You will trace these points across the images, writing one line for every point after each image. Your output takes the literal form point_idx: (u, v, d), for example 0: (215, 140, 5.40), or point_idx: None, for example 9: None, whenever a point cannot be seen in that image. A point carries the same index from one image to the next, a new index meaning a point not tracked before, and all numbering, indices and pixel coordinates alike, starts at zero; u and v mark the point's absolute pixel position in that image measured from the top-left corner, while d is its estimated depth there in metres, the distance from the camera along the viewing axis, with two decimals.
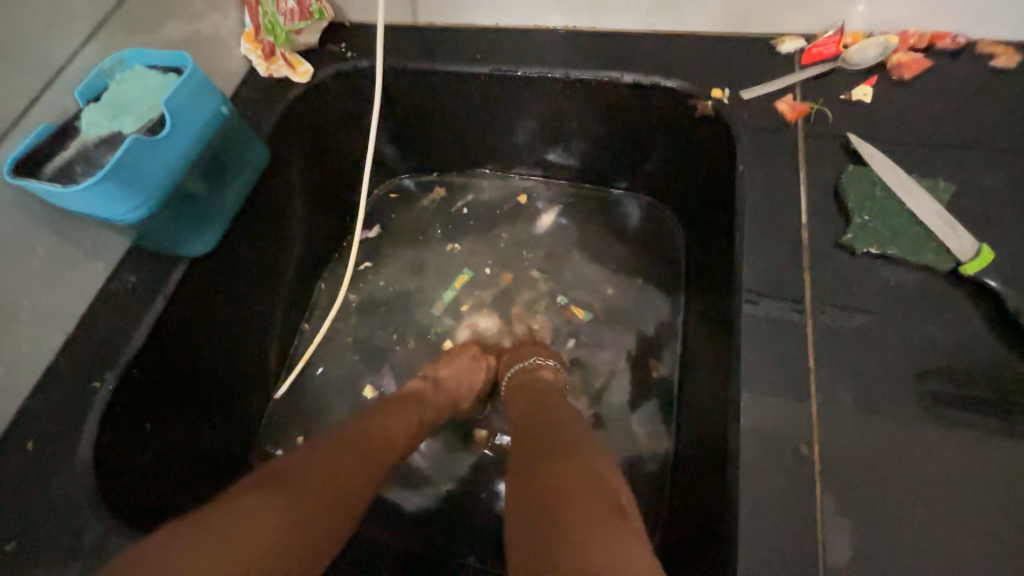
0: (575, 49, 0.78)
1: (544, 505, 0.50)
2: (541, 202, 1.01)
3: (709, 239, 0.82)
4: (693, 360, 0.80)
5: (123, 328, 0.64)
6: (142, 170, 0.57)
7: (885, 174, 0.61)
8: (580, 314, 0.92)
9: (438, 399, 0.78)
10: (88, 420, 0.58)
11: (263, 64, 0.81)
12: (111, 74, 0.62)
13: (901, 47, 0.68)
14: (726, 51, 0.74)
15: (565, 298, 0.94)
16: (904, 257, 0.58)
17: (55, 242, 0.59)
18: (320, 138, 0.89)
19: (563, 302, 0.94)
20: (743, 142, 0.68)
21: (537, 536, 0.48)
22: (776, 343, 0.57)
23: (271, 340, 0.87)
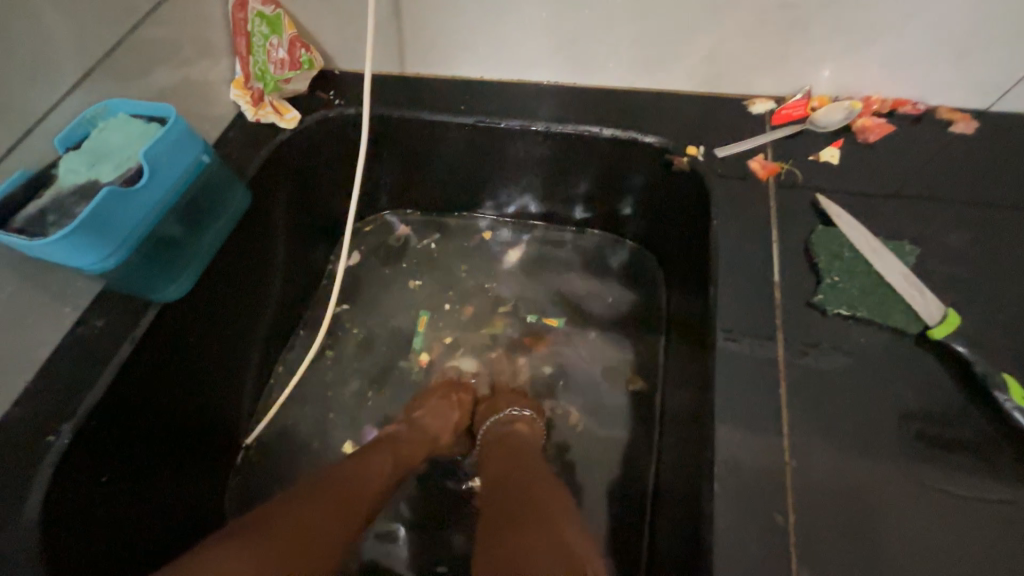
0: (557, 103, 0.81)
1: None
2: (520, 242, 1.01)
3: (687, 288, 0.83)
4: (673, 410, 0.80)
5: (84, 375, 0.61)
6: (115, 218, 0.56)
7: (853, 235, 0.62)
8: (555, 323, 0.94)
9: (415, 439, 0.76)
10: (43, 472, 0.55)
11: (251, 109, 0.82)
12: (95, 122, 0.63)
13: (865, 111, 0.72)
14: (701, 109, 0.77)
15: (537, 314, 0.96)
16: (874, 318, 0.58)
17: (21, 286, 0.58)
18: (303, 181, 0.90)
19: (535, 318, 0.95)
20: (717, 198, 0.69)
21: None
22: (751, 403, 0.56)
23: (245, 384, 0.84)
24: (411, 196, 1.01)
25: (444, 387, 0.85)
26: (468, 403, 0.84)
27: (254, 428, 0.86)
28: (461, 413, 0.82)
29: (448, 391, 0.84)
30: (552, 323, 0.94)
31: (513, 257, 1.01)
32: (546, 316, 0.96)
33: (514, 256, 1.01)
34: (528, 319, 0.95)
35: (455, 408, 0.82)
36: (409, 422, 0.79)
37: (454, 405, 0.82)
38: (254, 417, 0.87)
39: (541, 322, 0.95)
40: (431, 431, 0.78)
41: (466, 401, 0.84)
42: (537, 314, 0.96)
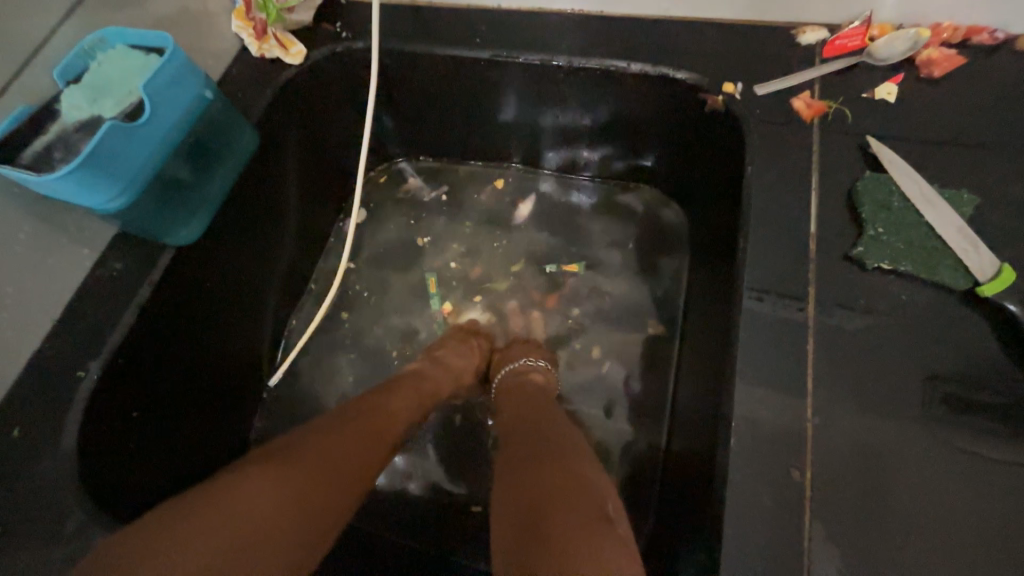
0: (582, 34, 0.74)
1: (540, 508, 0.48)
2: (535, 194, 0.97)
3: (714, 241, 0.79)
4: (690, 365, 0.78)
5: (107, 316, 0.62)
6: (120, 157, 0.55)
7: (904, 182, 0.57)
8: (574, 269, 0.92)
9: (439, 375, 0.75)
10: (76, 407, 0.58)
11: (255, 43, 0.77)
12: (93, 52, 0.59)
13: (932, 41, 0.63)
14: (743, 41, 0.69)
15: (556, 266, 0.93)
16: (917, 274, 0.54)
17: (38, 227, 0.58)
18: (313, 124, 0.86)
19: (554, 270, 0.93)
20: (754, 141, 0.64)
21: (535, 536, 0.46)
22: (774, 360, 0.54)
23: (265, 329, 0.86)
24: (424, 140, 0.97)
25: (463, 331, 0.85)
26: (486, 348, 0.85)
27: (276, 369, 0.89)
28: (480, 357, 0.82)
29: (467, 335, 0.85)
30: (571, 270, 0.93)
31: (523, 213, 0.97)
32: (564, 264, 0.94)
33: (526, 210, 0.97)
34: (547, 270, 0.93)
35: (474, 351, 0.82)
36: (431, 360, 0.78)
37: (474, 349, 0.82)
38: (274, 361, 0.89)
39: (561, 272, 0.93)
40: (455, 368, 0.78)
41: (483, 346, 0.85)
42: (557, 264, 0.94)
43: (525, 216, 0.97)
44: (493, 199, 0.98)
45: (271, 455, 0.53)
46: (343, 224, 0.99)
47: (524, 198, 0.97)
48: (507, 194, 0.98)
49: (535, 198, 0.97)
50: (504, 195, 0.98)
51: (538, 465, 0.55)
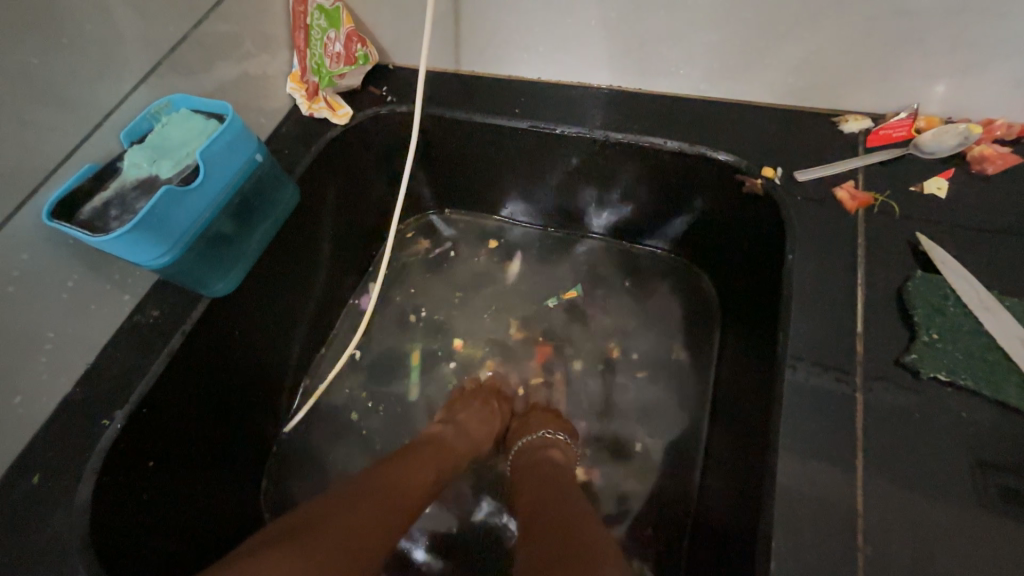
0: (621, 110, 0.75)
1: None
2: (522, 249, 0.99)
3: (749, 321, 0.76)
4: (720, 453, 0.74)
5: (139, 363, 0.63)
6: (170, 219, 0.57)
7: (960, 287, 0.54)
8: (574, 296, 0.94)
9: (461, 446, 0.74)
10: (94, 458, 0.57)
11: (306, 103, 0.82)
12: (158, 116, 0.64)
13: (984, 138, 0.62)
14: (782, 126, 0.69)
15: (558, 299, 0.95)
16: (978, 388, 0.50)
17: (86, 275, 0.60)
18: (353, 180, 0.89)
19: (556, 305, 0.94)
20: (794, 227, 0.62)
21: None
22: (819, 470, 0.49)
23: (284, 377, 0.86)
24: (457, 197, 0.99)
25: (487, 392, 0.84)
26: (506, 413, 0.83)
27: (294, 416, 0.88)
28: (499, 422, 0.81)
29: (491, 396, 0.83)
30: (571, 297, 0.94)
31: (507, 269, 0.98)
32: (563, 293, 0.95)
33: (514, 266, 0.98)
34: (547, 305, 0.94)
35: (495, 415, 0.81)
36: (453, 427, 0.76)
37: (495, 417, 0.80)
38: (292, 408, 0.89)
39: (562, 302, 0.94)
40: (476, 437, 0.77)
41: (503, 410, 0.83)
42: (558, 297, 0.95)
43: (513, 273, 0.98)
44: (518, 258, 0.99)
45: (291, 531, 0.52)
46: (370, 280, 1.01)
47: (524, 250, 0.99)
48: (531, 253, 0.99)
49: (519, 253, 0.99)
50: (513, 252, 0.99)
51: (563, 555, 0.51)
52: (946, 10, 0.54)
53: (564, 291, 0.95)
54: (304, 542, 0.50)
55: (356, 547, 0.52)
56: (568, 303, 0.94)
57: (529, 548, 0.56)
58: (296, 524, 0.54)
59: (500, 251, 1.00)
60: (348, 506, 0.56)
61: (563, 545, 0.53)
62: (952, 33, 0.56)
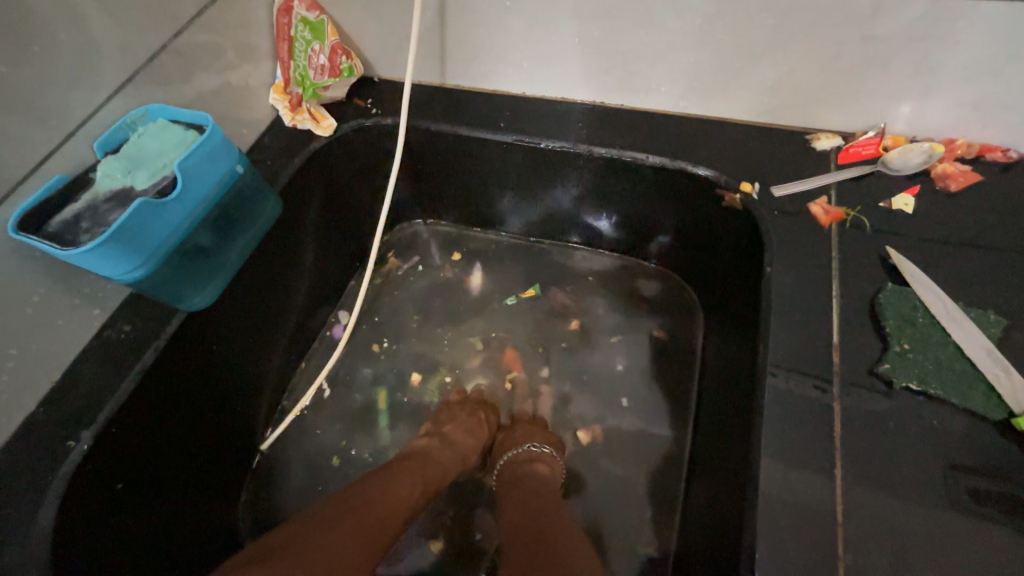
0: (604, 125, 0.77)
1: None
2: (480, 262, 1.00)
3: (730, 330, 0.77)
4: (704, 463, 0.74)
5: (109, 381, 0.61)
6: (146, 231, 0.55)
7: (928, 298, 0.56)
8: (533, 294, 0.96)
9: (447, 457, 0.73)
10: (58, 480, 0.55)
11: (289, 114, 0.81)
12: (135, 126, 0.62)
13: (946, 156, 0.65)
14: (758, 142, 0.72)
15: (516, 297, 0.97)
16: (949, 398, 0.52)
17: (54, 288, 0.57)
18: (336, 191, 0.89)
19: (515, 303, 0.96)
20: (772, 241, 0.64)
21: None
22: (800, 479, 0.50)
23: (263, 392, 0.84)
24: (442, 208, 0.99)
25: (473, 403, 0.83)
26: (493, 423, 0.82)
27: (272, 434, 0.85)
28: (486, 433, 0.80)
29: (477, 407, 0.83)
30: (530, 295, 0.96)
31: (468, 284, 0.98)
32: (522, 292, 0.97)
33: (475, 281, 0.98)
34: (507, 304, 0.96)
35: (483, 425, 0.80)
36: (441, 440, 0.75)
37: (481, 428, 0.80)
38: (271, 424, 0.86)
39: (520, 300, 0.96)
40: (462, 448, 0.76)
41: (491, 420, 0.82)
42: (518, 296, 0.97)
43: (474, 286, 0.98)
44: (488, 273, 0.99)
45: (270, 554, 0.51)
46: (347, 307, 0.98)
47: (485, 267, 1.00)
48: (505, 268, 0.99)
49: (479, 265, 1.00)
50: (471, 268, 1.00)
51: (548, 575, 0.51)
52: (909, 37, 0.57)
53: (525, 289, 0.97)
54: (282, 566, 0.48)
55: (336, 568, 0.50)
56: (525, 299, 0.96)
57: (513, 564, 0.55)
58: (274, 547, 0.52)
59: (483, 265, 1.00)
60: (328, 524, 0.55)
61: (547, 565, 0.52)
62: (915, 58, 0.58)
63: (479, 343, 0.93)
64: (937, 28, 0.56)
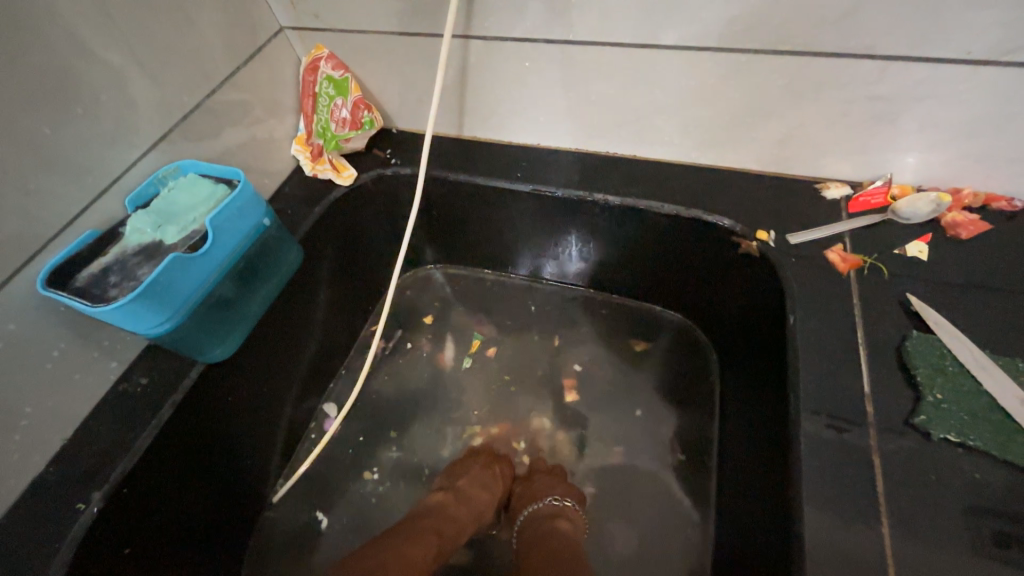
0: (615, 176, 0.79)
1: None
2: (453, 333, 0.99)
3: (751, 373, 0.77)
4: (733, 515, 0.72)
5: (123, 438, 0.59)
6: (174, 287, 0.55)
7: (955, 347, 0.56)
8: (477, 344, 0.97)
9: (463, 514, 0.71)
10: (66, 546, 0.52)
11: (310, 164, 0.84)
12: (166, 180, 0.64)
13: (954, 206, 0.67)
14: (769, 191, 0.74)
15: (471, 356, 0.96)
16: (989, 450, 0.51)
17: (75, 343, 0.57)
18: (352, 239, 0.90)
19: (470, 364, 0.95)
20: (792, 288, 0.65)
21: None
22: (841, 534, 0.49)
23: (274, 443, 0.81)
24: (456, 253, 1.01)
25: (487, 456, 0.82)
26: (508, 476, 0.80)
27: (282, 485, 0.83)
28: (502, 486, 0.78)
29: (492, 460, 0.81)
30: (475, 347, 0.97)
31: (443, 358, 0.96)
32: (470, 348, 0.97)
33: (449, 353, 0.97)
34: (463, 366, 0.95)
35: (497, 479, 0.78)
36: (456, 495, 0.73)
37: (497, 477, 0.78)
38: (281, 475, 0.83)
39: (475, 356, 0.96)
40: (478, 505, 0.73)
41: (506, 472, 0.81)
42: (469, 356, 0.96)
43: (448, 358, 0.96)
44: (463, 334, 0.99)
45: None
46: (335, 403, 0.92)
47: (459, 333, 0.99)
48: (472, 326, 0.99)
49: (452, 333, 0.99)
50: (443, 341, 0.98)
51: None
52: (912, 95, 0.60)
53: (468, 344, 0.98)
54: None
55: None
56: (484, 353, 0.96)
57: None
58: None
59: (459, 329, 0.99)
60: None
61: None
62: (918, 115, 0.61)
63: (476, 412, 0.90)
64: (938, 89, 0.59)
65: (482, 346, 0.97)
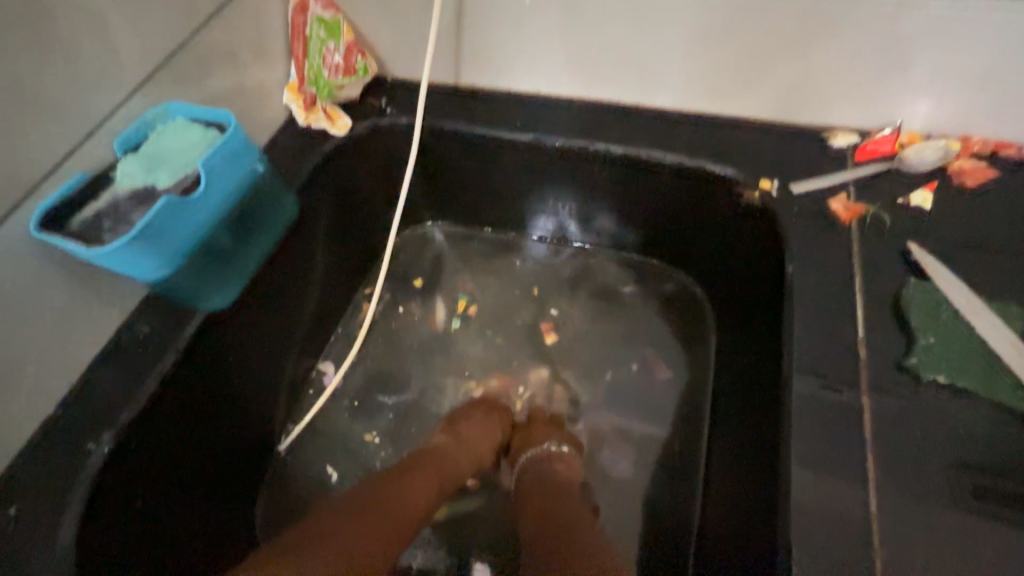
0: (617, 126, 0.77)
1: None
2: (454, 288, 0.99)
3: (748, 325, 0.78)
4: (724, 459, 0.75)
5: (129, 384, 0.60)
6: (168, 231, 0.55)
7: (950, 293, 0.57)
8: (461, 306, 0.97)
9: (462, 456, 0.74)
10: (81, 485, 0.54)
11: (303, 114, 0.81)
12: (154, 124, 0.62)
13: (963, 153, 0.66)
14: (775, 140, 0.72)
15: (458, 318, 0.96)
16: (975, 390, 0.52)
17: (74, 290, 0.57)
18: (348, 191, 0.88)
19: (458, 325, 0.95)
20: (792, 237, 0.65)
21: None
22: (828, 470, 0.51)
23: (279, 394, 0.83)
24: (454, 210, 0.99)
25: (486, 404, 0.83)
26: (507, 424, 0.82)
27: (288, 434, 0.85)
28: (500, 433, 0.81)
29: (492, 408, 0.83)
30: (461, 308, 0.97)
31: (434, 322, 0.96)
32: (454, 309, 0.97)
33: (439, 317, 0.96)
34: (451, 328, 0.95)
35: (496, 425, 0.81)
36: (457, 439, 0.76)
37: (497, 424, 0.81)
38: (290, 423, 0.86)
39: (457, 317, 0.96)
40: (475, 449, 0.76)
41: (505, 423, 0.82)
42: (457, 317, 0.96)
43: (438, 320, 0.96)
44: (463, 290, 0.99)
45: (292, 550, 0.52)
46: (332, 360, 0.92)
47: (448, 294, 0.98)
48: (455, 286, 0.99)
49: (450, 288, 0.99)
50: (433, 304, 0.97)
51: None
52: None
53: (455, 303, 0.97)
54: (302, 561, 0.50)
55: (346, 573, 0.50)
56: (483, 308, 0.97)
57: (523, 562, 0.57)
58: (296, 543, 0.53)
59: (446, 288, 0.99)
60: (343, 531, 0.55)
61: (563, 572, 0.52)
62: None
63: (476, 364, 0.92)
64: None
65: (465, 307, 0.97)
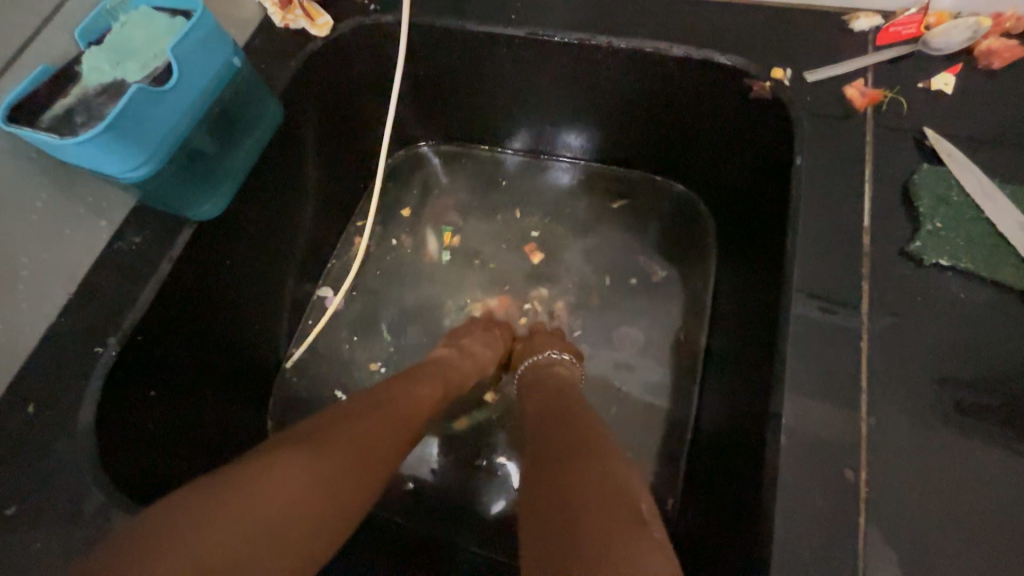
0: (620, 16, 0.71)
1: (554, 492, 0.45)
2: (451, 208, 0.97)
3: (751, 231, 0.77)
4: (721, 362, 0.77)
5: (126, 292, 0.60)
6: (144, 122, 0.52)
7: (964, 177, 0.55)
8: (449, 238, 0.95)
9: (467, 364, 0.75)
10: (91, 382, 0.55)
11: (280, 13, 0.74)
12: (116, 14, 0.57)
13: (993, 31, 0.61)
14: (790, 27, 0.67)
15: (448, 250, 0.94)
16: (977, 271, 0.52)
17: (56, 195, 0.55)
18: (334, 102, 0.83)
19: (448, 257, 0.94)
20: (804, 128, 0.61)
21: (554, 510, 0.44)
22: (825, 355, 0.52)
23: (280, 312, 0.84)
24: (448, 125, 0.95)
25: (486, 321, 0.85)
26: (508, 338, 0.84)
27: (294, 352, 0.87)
28: (503, 346, 0.82)
29: (492, 325, 0.84)
30: (449, 240, 0.95)
31: (426, 252, 0.95)
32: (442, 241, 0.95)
33: (431, 247, 0.95)
34: (442, 260, 0.94)
35: (499, 339, 0.82)
36: (459, 350, 0.77)
37: (499, 338, 0.82)
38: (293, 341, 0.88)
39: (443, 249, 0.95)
40: (480, 360, 0.77)
41: (506, 335, 0.84)
42: (447, 250, 0.95)
43: (428, 252, 0.95)
44: (461, 210, 0.97)
45: (310, 430, 0.52)
46: (331, 285, 0.92)
47: (434, 226, 0.96)
48: (442, 218, 0.97)
49: (448, 209, 0.97)
50: (423, 236, 0.96)
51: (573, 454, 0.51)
52: None
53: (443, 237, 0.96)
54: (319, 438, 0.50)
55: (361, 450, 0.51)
56: (482, 227, 0.96)
57: (530, 444, 0.58)
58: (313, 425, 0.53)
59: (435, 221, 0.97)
60: (357, 416, 0.55)
61: (575, 445, 0.53)
62: None
63: (476, 282, 0.92)
64: None
65: (452, 238, 0.95)
